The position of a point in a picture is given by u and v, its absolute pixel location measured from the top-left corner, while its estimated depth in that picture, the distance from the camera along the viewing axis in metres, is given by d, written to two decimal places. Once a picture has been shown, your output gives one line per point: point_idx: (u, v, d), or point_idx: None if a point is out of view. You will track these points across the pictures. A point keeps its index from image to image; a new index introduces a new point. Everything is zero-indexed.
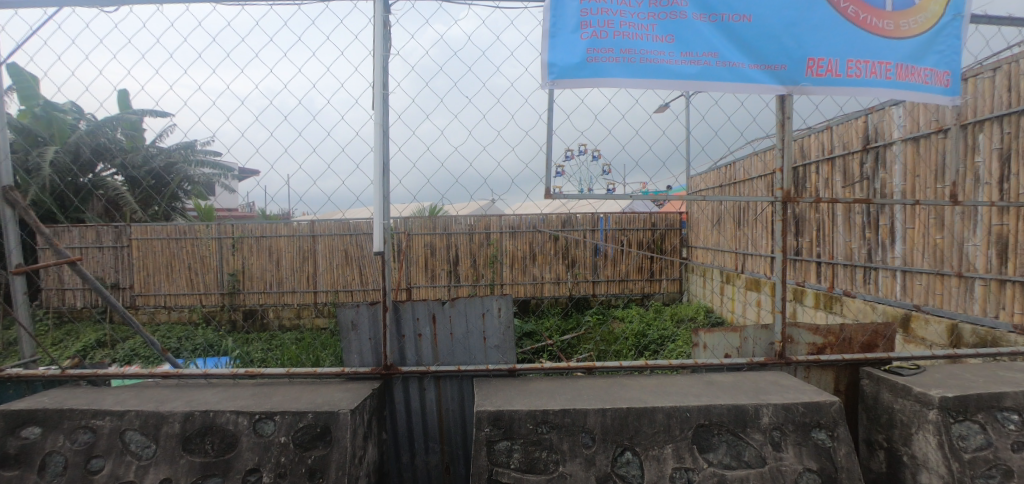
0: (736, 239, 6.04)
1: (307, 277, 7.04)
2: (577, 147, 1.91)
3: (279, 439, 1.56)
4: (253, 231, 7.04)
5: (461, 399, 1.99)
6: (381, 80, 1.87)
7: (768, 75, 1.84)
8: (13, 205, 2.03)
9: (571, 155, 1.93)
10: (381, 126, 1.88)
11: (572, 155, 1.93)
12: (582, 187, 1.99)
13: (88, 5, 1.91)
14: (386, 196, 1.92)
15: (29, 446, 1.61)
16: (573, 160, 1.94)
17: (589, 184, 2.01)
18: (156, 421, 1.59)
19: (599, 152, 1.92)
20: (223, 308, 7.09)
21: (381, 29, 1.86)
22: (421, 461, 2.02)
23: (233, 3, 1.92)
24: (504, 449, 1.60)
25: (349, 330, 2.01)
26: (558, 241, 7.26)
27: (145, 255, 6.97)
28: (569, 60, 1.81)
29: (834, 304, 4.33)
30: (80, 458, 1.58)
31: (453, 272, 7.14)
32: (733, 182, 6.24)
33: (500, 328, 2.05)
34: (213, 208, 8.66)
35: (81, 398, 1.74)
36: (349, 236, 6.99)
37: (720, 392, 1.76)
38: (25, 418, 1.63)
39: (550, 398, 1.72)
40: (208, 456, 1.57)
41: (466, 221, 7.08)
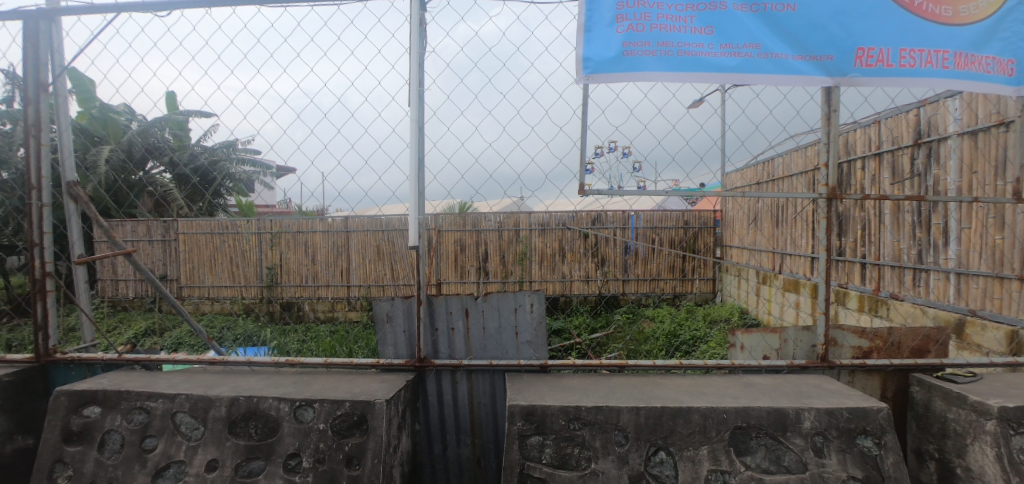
0: (774, 239, 5.83)
1: (342, 272, 7.25)
2: (607, 143, 1.88)
3: (318, 426, 1.61)
4: (291, 227, 7.27)
5: (492, 393, 2.00)
6: (417, 77, 1.89)
7: (814, 67, 1.77)
8: (76, 199, 2.17)
9: (602, 151, 1.91)
10: (416, 123, 1.90)
11: (603, 151, 1.90)
12: (613, 184, 1.97)
13: (143, 10, 2.01)
14: (421, 191, 1.95)
15: (90, 424, 1.72)
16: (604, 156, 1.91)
17: (620, 181, 1.98)
18: (204, 405, 1.67)
19: (630, 148, 1.89)
20: (263, 301, 7.35)
21: (417, 27, 1.89)
22: (453, 453, 2.05)
23: (276, 5, 1.98)
24: (536, 444, 1.61)
25: (384, 323, 2.06)
26: (588, 238, 7.21)
27: (191, 248, 7.30)
28: (604, 54, 1.79)
29: (879, 307, 4.13)
30: (135, 437, 1.68)
31: (482, 269, 7.17)
32: (771, 178, 6.03)
33: (532, 324, 2.05)
34: (252, 204, 9.01)
35: (136, 381, 1.84)
36: (381, 231, 7.12)
37: (759, 394, 1.71)
38: (88, 397, 1.74)
39: (583, 395, 1.71)
40: (252, 439, 1.63)
41: (496, 218, 7.09)
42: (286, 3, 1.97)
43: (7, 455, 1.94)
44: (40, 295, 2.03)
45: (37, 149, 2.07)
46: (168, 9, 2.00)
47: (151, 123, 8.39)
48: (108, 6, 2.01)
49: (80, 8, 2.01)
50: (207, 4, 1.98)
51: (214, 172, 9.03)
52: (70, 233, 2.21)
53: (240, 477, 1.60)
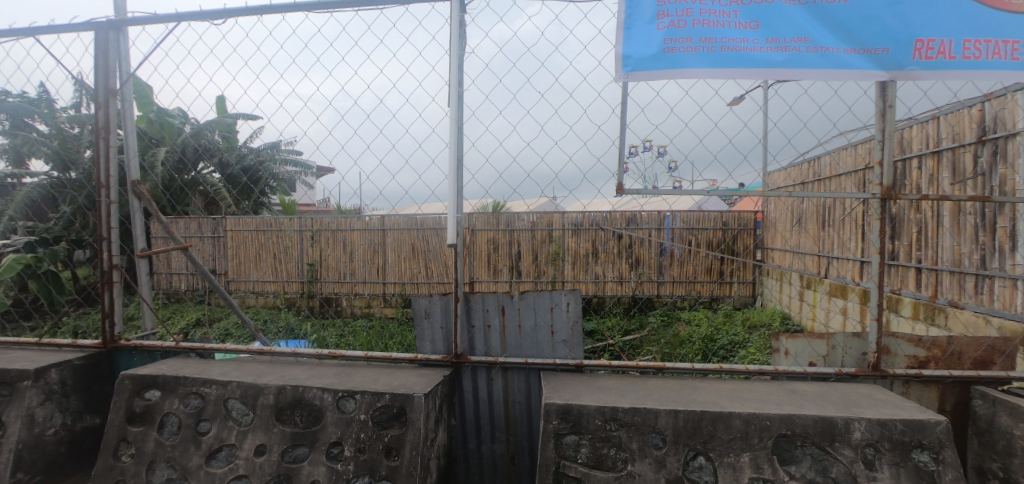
0: (820, 241, 5.59)
1: (378, 269, 7.42)
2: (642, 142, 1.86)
3: (359, 417, 1.66)
4: (330, 225, 7.50)
5: (528, 391, 2.01)
6: (456, 78, 1.92)
7: (867, 60, 1.69)
8: (139, 197, 2.31)
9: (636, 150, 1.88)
10: (455, 123, 1.93)
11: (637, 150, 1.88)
12: (647, 183, 1.93)
13: (201, 19, 2.12)
14: (459, 190, 1.98)
15: (151, 407, 1.83)
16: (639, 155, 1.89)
17: (655, 180, 1.95)
18: (254, 392, 1.75)
19: (666, 147, 1.86)
20: (303, 296, 7.61)
21: (457, 28, 1.92)
22: (487, 450, 2.07)
23: (322, 11, 2.05)
24: (571, 443, 1.61)
25: (422, 318, 2.10)
26: (622, 239, 7.10)
27: (238, 244, 7.65)
28: (645, 51, 1.77)
29: (937, 316, 3.90)
30: (191, 420, 1.77)
31: (515, 268, 7.19)
32: (817, 178, 5.79)
33: (568, 323, 2.05)
34: (294, 203, 9.36)
35: (192, 368, 1.96)
36: (416, 230, 7.24)
37: (805, 402, 1.64)
38: (149, 381, 1.86)
39: (620, 396, 1.70)
40: (298, 427, 1.70)
41: (529, 218, 7.09)
42: (333, 8, 2.03)
43: (78, 432, 2.09)
44: (107, 285, 2.17)
45: (106, 150, 2.22)
46: (224, 18, 2.10)
47: (202, 125, 8.82)
48: (169, 16, 2.13)
49: (144, 19, 2.14)
50: (259, 12, 2.07)
51: (259, 171, 9.43)
52: (134, 229, 2.36)
53: (287, 463, 1.67)
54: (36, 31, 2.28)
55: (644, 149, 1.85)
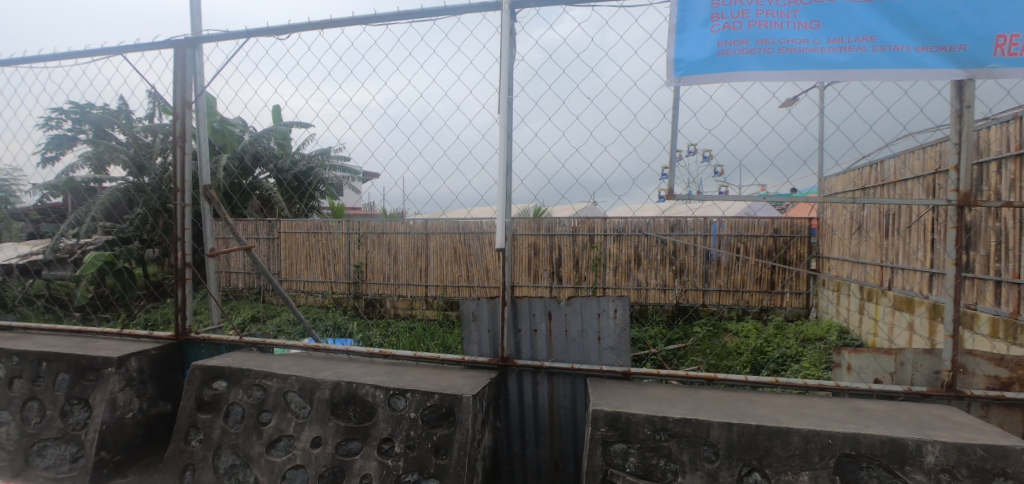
0: (882, 250, 5.25)
1: (421, 271, 7.58)
2: (687, 146, 1.82)
3: (409, 415, 1.70)
4: (376, 228, 7.73)
5: (573, 397, 1.99)
6: (506, 85, 1.95)
7: (942, 58, 1.59)
8: (210, 200, 2.48)
9: (679, 154, 1.84)
10: (505, 129, 1.96)
11: (680, 155, 1.84)
12: (691, 189, 1.89)
13: (267, 34, 2.26)
14: (508, 196, 2.00)
15: (218, 396, 1.95)
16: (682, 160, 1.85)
17: (699, 185, 1.89)
18: (311, 387, 1.83)
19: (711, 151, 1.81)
20: (349, 296, 7.86)
21: (508, 37, 1.95)
22: (532, 454, 2.06)
23: (378, 23, 2.13)
24: (620, 451, 1.58)
25: (470, 321, 2.14)
26: (666, 245, 6.92)
27: (290, 246, 8.03)
28: (698, 54, 1.73)
29: (1019, 334, 3.58)
30: (254, 410, 1.88)
31: (556, 273, 7.16)
32: (881, 183, 5.46)
33: (616, 330, 2.02)
34: (343, 206, 9.73)
35: (255, 361, 2.07)
36: (457, 234, 7.35)
37: (871, 421, 1.55)
38: (217, 372, 1.98)
39: (670, 406, 1.66)
40: (351, 421, 1.76)
41: (570, 223, 7.06)
42: (388, 20, 2.11)
43: (153, 417, 2.26)
44: (181, 282, 2.34)
45: (182, 157, 2.40)
46: (288, 33, 2.23)
47: (260, 134, 9.32)
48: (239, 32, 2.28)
49: (217, 35, 2.30)
50: (320, 26, 2.18)
51: (310, 176, 9.87)
52: (204, 230, 2.53)
53: (341, 456, 1.73)
54: (124, 49, 2.49)
55: (688, 153, 1.82)
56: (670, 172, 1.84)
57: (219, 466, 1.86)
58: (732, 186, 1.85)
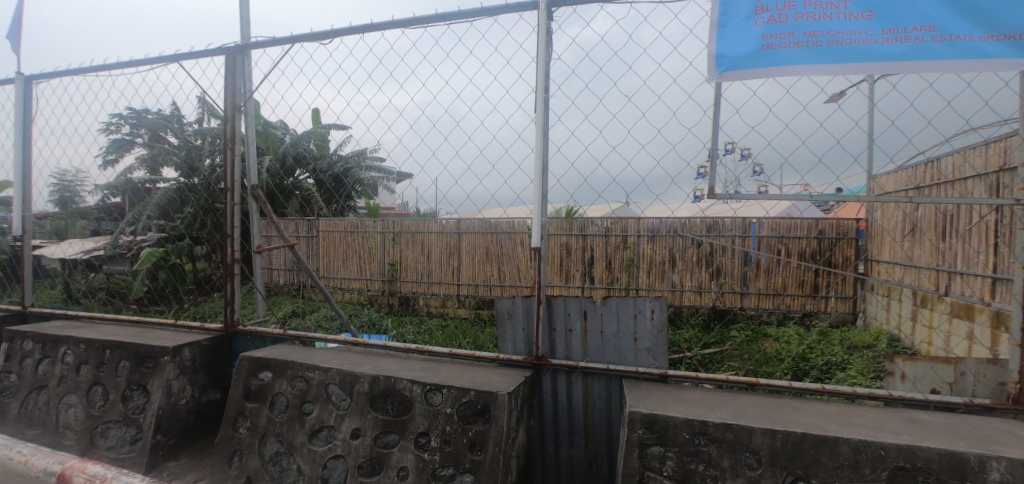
0: (938, 254, 4.95)
1: (453, 271, 7.66)
2: (725, 144, 1.77)
3: (444, 410, 1.72)
4: (410, 227, 7.85)
5: (608, 398, 1.97)
6: (542, 84, 1.94)
7: (1010, 47, 1.48)
8: (257, 199, 2.59)
9: (716, 152, 1.80)
10: (541, 128, 1.96)
11: (717, 154, 1.80)
12: (729, 188, 1.83)
13: (311, 40, 2.34)
14: (544, 195, 2.00)
15: (264, 386, 2.03)
16: (720, 158, 1.80)
17: (736, 185, 1.83)
18: (351, 380, 1.88)
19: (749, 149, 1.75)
20: (383, 293, 8.02)
21: (544, 36, 1.94)
22: (565, 454, 2.05)
23: (416, 26, 2.17)
24: (657, 454, 1.56)
25: (505, 319, 2.14)
26: (702, 247, 6.74)
27: (328, 244, 8.28)
28: (742, 49, 1.69)
29: None
30: (297, 401, 1.95)
31: (588, 274, 7.09)
32: (938, 182, 5.16)
33: (653, 332, 1.98)
34: (378, 206, 9.96)
35: (298, 354, 2.14)
36: (489, 234, 7.39)
37: (928, 433, 1.47)
38: (263, 364, 2.06)
39: (710, 410, 1.62)
40: (389, 415, 1.80)
41: (603, 223, 6.98)
42: (426, 23, 2.15)
43: (203, 404, 2.37)
44: (230, 277, 2.45)
45: (232, 158, 2.52)
46: (330, 38, 2.30)
47: (300, 136, 9.64)
48: (285, 38, 2.37)
49: (264, 42, 2.40)
50: (360, 31, 2.24)
51: (348, 177, 10.14)
52: (251, 228, 2.64)
53: (379, 448, 1.77)
54: (180, 57, 2.63)
55: (727, 151, 1.77)
56: (710, 171, 1.80)
57: (264, 453, 1.94)
58: (773, 185, 1.78)
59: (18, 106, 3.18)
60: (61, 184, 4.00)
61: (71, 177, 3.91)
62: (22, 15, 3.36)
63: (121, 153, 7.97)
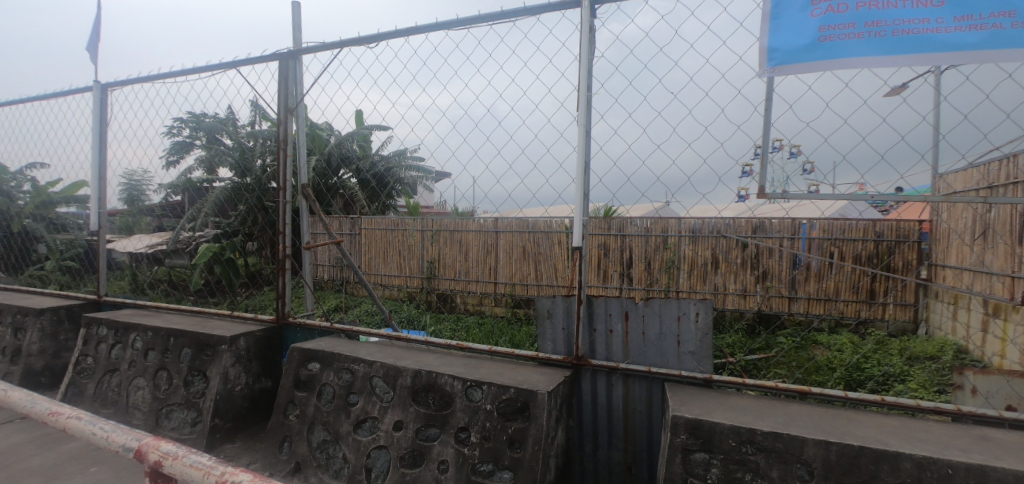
0: (1014, 259, 4.55)
1: (490, 269, 7.70)
2: (775, 140, 1.70)
3: (485, 406, 1.74)
4: (448, 226, 7.94)
5: (649, 400, 1.94)
6: (585, 82, 1.93)
7: None
8: (307, 197, 2.70)
9: (764, 150, 1.73)
10: (584, 127, 1.94)
11: (764, 152, 1.73)
12: (778, 188, 1.76)
13: (358, 43, 2.41)
14: (586, 194, 1.99)
15: (313, 377, 2.12)
16: (769, 156, 1.73)
17: (784, 184, 1.76)
18: (394, 373, 1.93)
19: (799, 147, 1.68)
20: (422, 290, 8.15)
21: (588, 34, 1.93)
22: (604, 456, 2.02)
23: (459, 27, 2.20)
24: (701, 461, 1.52)
25: (545, 318, 2.14)
26: (748, 248, 6.50)
27: (371, 241, 8.51)
28: (796, 42, 1.62)
29: None
30: (343, 392, 2.02)
31: (626, 274, 6.96)
32: (1015, 181, 4.74)
33: (697, 335, 1.92)
34: (418, 205, 10.15)
35: (345, 346, 2.22)
36: (527, 233, 7.39)
37: (1004, 453, 1.35)
38: (312, 355, 2.15)
39: (758, 418, 1.56)
40: (430, 409, 1.84)
41: (642, 223, 6.82)
42: (469, 23, 2.17)
43: (257, 391, 2.49)
44: (281, 271, 2.56)
45: (285, 158, 2.63)
46: (376, 41, 2.37)
47: (345, 137, 9.96)
48: (333, 43, 2.45)
49: (315, 47, 2.50)
50: (406, 34, 2.29)
51: (390, 176, 10.39)
52: (300, 225, 2.74)
53: (420, 441, 1.81)
54: (237, 63, 2.78)
55: (777, 149, 1.70)
56: (758, 170, 1.74)
57: (312, 440, 2.02)
58: (824, 184, 1.70)
59: (95, 111, 3.45)
60: (131, 183, 4.30)
61: (138, 177, 4.18)
62: (99, 28, 3.63)
63: (182, 154, 8.48)
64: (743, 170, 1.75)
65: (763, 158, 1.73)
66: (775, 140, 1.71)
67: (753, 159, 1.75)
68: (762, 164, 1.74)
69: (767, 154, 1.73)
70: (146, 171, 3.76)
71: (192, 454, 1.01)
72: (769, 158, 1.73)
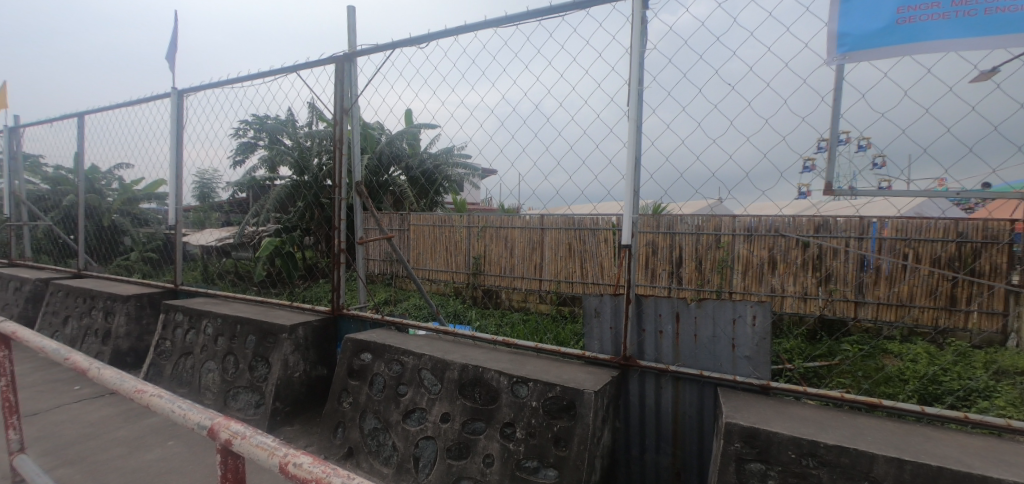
0: None
1: (536, 266, 7.70)
2: (842, 133, 1.60)
3: (531, 403, 1.75)
4: (495, 222, 8.03)
5: (700, 405, 1.87)
6: (637, 76, 1.89)
7: None
8: (361, 194, 2.80)
9: (830, 143, 1.63)
10: (634, 122, 1.90)
11: (830, 145, 1.63)
12: (844, 183, 1.66)
13: (410, 44, 2.47)
14: (636, 190, 1.94)
15: (365, 366, 2.20)
16: (836, 150, 1.63)
17: (852, 180, 1.65)
18: (442, 366, 1.97)
19: (870, 139, 1.56)
20: (468, 286, 8.25)
21: (639, 26, 1.88)
22: (651, 460, 1.97)
23: (509, 25, 2.20)
24: (757, 471, 1.46)
25: (592, 317, 2.12)
26: (809, 249, 6.15)
27: (420, 236, 8.71)
28: (870, 26, 1.51)
29: None
30: (393, 383, 2.08)
31: (675, 274, 6.76)
32: None
33: (753, 339, 1.83)
34: (465, 201, 10.28)
35: (395, 339, 2.29)
36: (573, 230, 7.33)
37: None
38: (364, 346, 2.23)
39: (820, 430, 1.48)
40: (477, 403, 1.86)
41: (693, 221, 6.59)
42: (518, 20, 2.17)
43: (314, 378, 2.61)
44: (337, 265, 2.67)
45: (341, 156, 2.74)
46: (428, 41, 2.42)
47: (396, 135, 10.25)
48: (387, 44, 2.53)
49: (369, 48, 2.59)
50: (456, 33, 2.33)
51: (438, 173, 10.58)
52: (355, 220, 2.85)
53: (467, 433, 1.84)
54: (297, 67, 2.92)
55: (845, 143, 1.60)
56: (823, 165, 1.64)
57: (364, 427, 2.10)
58: (897, 180, 1.57)
59: (173, 115, 3.73)
60: (203, 181, 4.62)
61: (210, 175, 4.48)
62: (176, 38, 3.92)
63: (247, 154, 9.03)
64: (806, 165, 1.66)
65: (829, 152, 1.63)
66: (843, 132, 1.61)
67: (817, 153, 1.66)
68: (827, 159, 1.64)
69: (834, 148, 1.62)
70: (216, 170, 4.03)
71: (258, 434, 1.07)
72: (836, 152, 1.63)
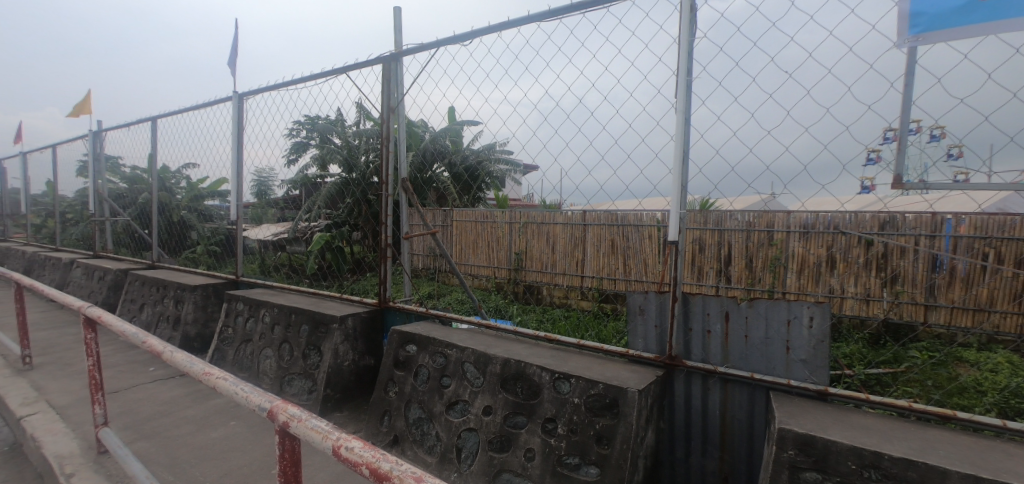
0: None
1: (577, 262, 7.65)
2: (913, 121, 1.48)
3: (572, 399, 1.73)
4: (536, 218, 8.03)
5: (750, 408, 1.80)
6: (685, 67, 1.82)
7: None
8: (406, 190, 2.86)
9: (899, 133, 1.51)
10: (682, 114, 1.84)
11: (899, 135, 1.51)
12: (915, 176, 1.53)
13: (454, 42, 2.50)
14: (683, 184, 1.88)
15: (410, 358, 2.25)
16: (906, 140, 1.51)
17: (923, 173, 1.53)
18: (485, 360, 1.99)
19: (945, 127, 1.44)
20: (510, 281, 8.21)
21: (687, 14, 1.81)
22: (696, 463, 1.91)
23: (552, 19, 2.18)
24: (813, 480, 1.38)
25: (636, 315, 2.07)
26: (872, 247, 5.76)
27: (463, 232, 8.76)
28: (948, 4, 1.39)
29: None
30: (437, 374, 2.12)
31: (723, 272, 6.55)
32: None
33: (810, 342, 1.73)
34: (507, 197, 10.33)
35: (439, 332, 2.33)
36: (616, 226, 7.24)
37: None
38: (409, 338, 2.29)
39: (884, 441, 1.38)
40: (519, 397, 1.87)
41: (744, 217, 6.31)
42: (562, 14, 2.15)
43: (362, 368, 2.71)
44: (383, 259, 2.75)
45: (387, 154, 2.81)
46: (471, 38, 2.44)
47: (439, 133, 10.44)
48: (431, 43, 2.57)
49: (414, 48, 2.63)
50: (499, 29, 2.33)
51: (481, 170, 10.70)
52: (400, 216, 2.91)
53: (508, 427, 1.85)
54: (346, 68, 3.02)
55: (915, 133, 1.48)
56: (891, 157, 1.53)
57: (409, 417, 2.15)
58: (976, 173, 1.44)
59: (234, 117, 3.94)
60: (261, 179, 4.87)
61: (267, 173, 4.72)
62: (237, 44, 4.14)
63: (301, 153, 9.44)
64: (870, 157, 1.55)
65: (898, 142, 1.52)
66: (915, 120, 1.49)
67: (884, 144, 1.54)
68: (896, 149, 1.53)
69: (904, 138, 1.51)
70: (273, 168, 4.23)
71: (313, 418, 1.12)
72: (906, 143, 1.51)
